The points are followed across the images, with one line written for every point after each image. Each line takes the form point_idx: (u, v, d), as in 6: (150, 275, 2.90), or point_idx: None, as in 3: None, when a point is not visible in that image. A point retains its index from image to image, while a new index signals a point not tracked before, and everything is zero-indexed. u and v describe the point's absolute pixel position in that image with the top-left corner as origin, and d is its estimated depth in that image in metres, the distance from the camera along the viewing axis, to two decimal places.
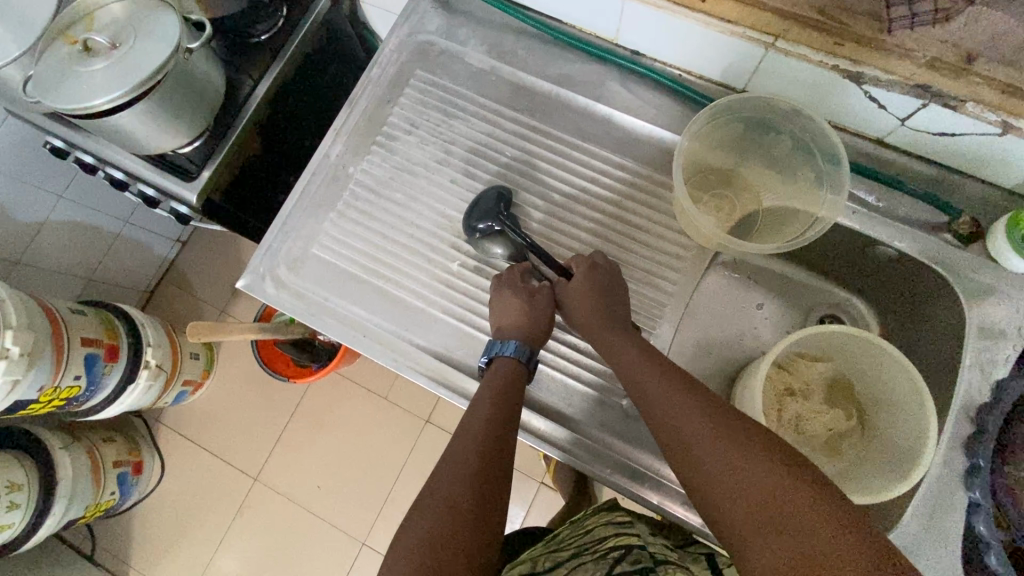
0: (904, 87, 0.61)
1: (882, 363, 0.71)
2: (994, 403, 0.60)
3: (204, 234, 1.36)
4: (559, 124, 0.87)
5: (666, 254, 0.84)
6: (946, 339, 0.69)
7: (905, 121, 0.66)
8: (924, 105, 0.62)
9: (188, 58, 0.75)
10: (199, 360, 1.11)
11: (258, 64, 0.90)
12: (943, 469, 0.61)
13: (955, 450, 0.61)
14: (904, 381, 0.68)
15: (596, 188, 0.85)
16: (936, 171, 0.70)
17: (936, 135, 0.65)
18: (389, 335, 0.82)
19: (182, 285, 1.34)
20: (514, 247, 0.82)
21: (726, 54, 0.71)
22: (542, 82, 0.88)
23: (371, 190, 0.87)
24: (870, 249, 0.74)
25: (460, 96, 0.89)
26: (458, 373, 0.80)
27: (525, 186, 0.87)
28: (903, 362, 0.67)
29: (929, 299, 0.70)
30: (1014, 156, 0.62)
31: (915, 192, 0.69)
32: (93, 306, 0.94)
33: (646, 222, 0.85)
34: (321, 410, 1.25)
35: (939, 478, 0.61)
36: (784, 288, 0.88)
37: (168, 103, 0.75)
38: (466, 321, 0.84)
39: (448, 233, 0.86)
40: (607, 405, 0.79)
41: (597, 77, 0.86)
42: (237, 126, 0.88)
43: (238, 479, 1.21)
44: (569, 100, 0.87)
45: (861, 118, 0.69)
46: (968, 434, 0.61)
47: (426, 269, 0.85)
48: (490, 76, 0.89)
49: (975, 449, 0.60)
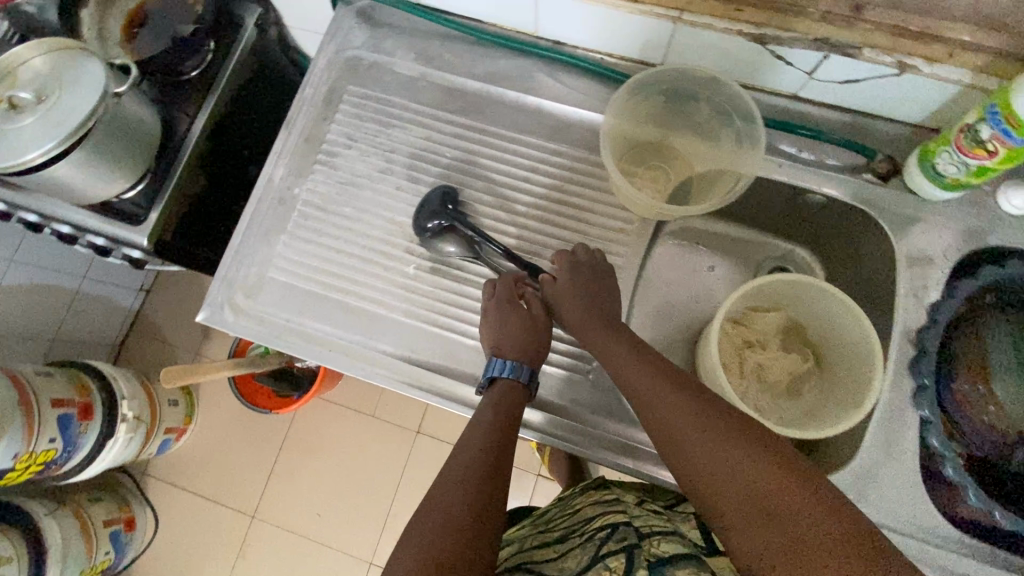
0: (804, 42, 0.50)
1: (823, 304, 0.58)
2: (931, 324, 0.52)
3: (169, 276, 1.21)
4: (490, 115, 0.62)
5: (613, 227, 0.60)
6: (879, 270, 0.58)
7: (812, 75, 0.54)
8: (826, 57, 0.51)
9: (120, 103, 0.59)
10: (178, 407, 1.13)
11: (191, 96, 0.70)
12: (891, 398, 0.52)
13: (898, 392, 0.52)
14: (845, 317, 0.56)
15: (538, 174, 0.61)
16: (852, 118, 0.58)
17: (845, 85, 0.54)
18: (354, 345, 0.57)
19: (152, 333, 1.20)
20: (467, 246, 0.58)
21: (636, 36, 0.56)
22: (467, 81, 0.62)
23: (319, 206, 0.60)
24: (799, 203, 0.61)
25: (383, 101, 0.63)
26: (432, 374, 0.56)
27: (461, 178, 0.61)
28: (838, 296, 0.55)
29: (860, 234, 0.59)
30: (933, 92, 0.51)
31: (834, 140, 0.56)
32: (63, 367, 0.96)
33: (594, 200, 0.60)
34: (310, 437, 1.17)
35: (886, 414, 0.52)
36: (737, 248, 0.68)
37: (106, 157, 0.60)
38: (423, 319, 0.58)
39: (397, 241, 0.60)
40: (575, 384, 0.60)
41: (521, 69, 0.62)
42: (180, 162, 0.68)
43: (235, 519, 1.14)
44: (497, 94, 0.62)
45: (765, 76, 0.56)
46: (911, 358, 0.52)
47: (378, 277, 0.59)
48: (419, 85, 0.63)
49: (921, 370, 0.51)
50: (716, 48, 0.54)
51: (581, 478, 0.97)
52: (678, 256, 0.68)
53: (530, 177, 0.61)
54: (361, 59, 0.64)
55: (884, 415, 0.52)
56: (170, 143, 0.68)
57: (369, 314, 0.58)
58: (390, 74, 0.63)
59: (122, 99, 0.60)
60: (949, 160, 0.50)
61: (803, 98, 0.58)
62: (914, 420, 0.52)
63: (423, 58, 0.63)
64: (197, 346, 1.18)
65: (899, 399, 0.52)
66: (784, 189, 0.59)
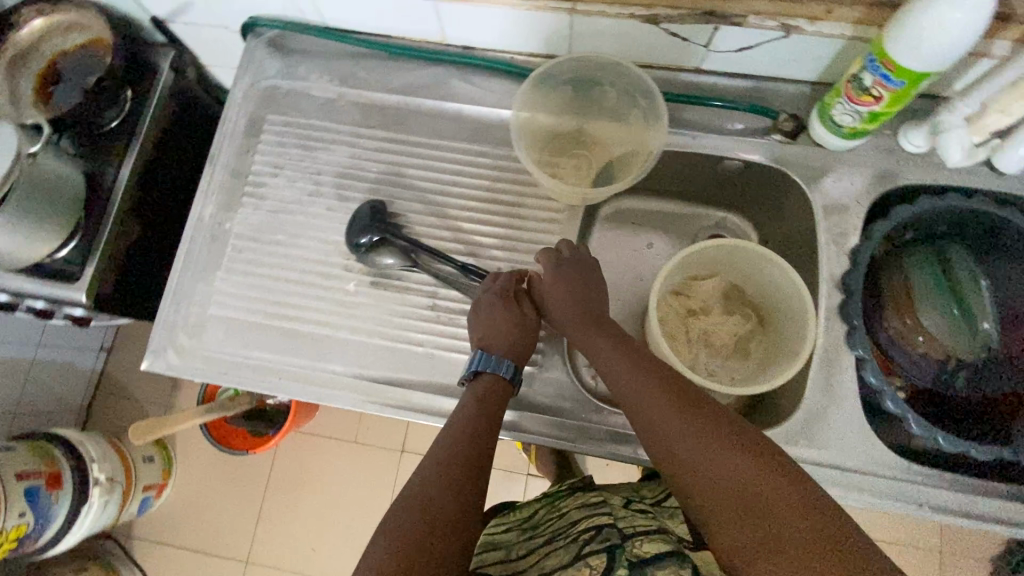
0: (693, 17, 0.52)
1: (754, 264, 0.60)
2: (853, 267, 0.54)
3: (127, 331, 1.19)
4: (411, 126, 0.63)
5: (546, 218, 0.62)
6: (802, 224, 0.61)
7: (708, 47, 0.56)
8: (716, 28, 0.53)
9: (36, 161, 0.58)
10: (155, 463, 1.10)
11: (115, 145, 0.70)
12: (826, 343, 0.55)
13: (833, 336, 0.54)
14: (775, 274, 0.58)
15: (465, 176, 0.62)
16: (754, 83, 0.60)
17: (740, 52, 0.56)
18: (303, 370, 0.57)
19: (119, 392, 1.17)
20: (403, 256, 0.59)
21: (538, 31, 0.58)
22: (385, 95, 0.63)
23: (254, 236, 0.61)
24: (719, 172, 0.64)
25: (305, 125, 0.64)
26: (384, 388, 0.57)
27: (391, 191, 0.62)
28: (765, 254, 0.58)
29: (779, 192, 0.62)
30: (821, 50, 0.54)
31: (739, 106, 0.59)
32: (25, 439, 0.94)
33: (523, 193, 0.62)
34: (294, 472, 1.16)
35: (823, 359, 0.54)
36: (673, 222, 0.70)
37: (29, 217, 0.59)
38: (368, 335, 0.59)
39: (335, 260, 0.61)
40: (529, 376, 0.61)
41: (436, 77, 0.63)
42: (110, 213, 0.68)
43: (228, 568, 1.12)
44: (416, 104, 0.63)
45: (665, 54, 0.58)
46: (840, 303, 0.55)
47: (320, 299, 0.60)
48: (338, 106, 0.64)
49: (850, 314, 0.54)
50: (614, 34, 0.56)
51: (568, 470, 0.98)
52: (618, 238, 0.69)
53: (458, 180, 0.62)
54: (278, 88, 0.65)
55: (822, 360, 0.54)
56: (97, 194, 0.68)
57: (315, 337, 0.58)
58: (308, 99, 0.64)
59: (37, 158, 0.59)
60: (844, 110, 0.53)
61: (706, 70, 0.60)
62: (850, 361, 0.54)
63: (340, 79, 0.64)
64: (167, 399, 1.16)
65: (832, 343, 0.55)
66: (702, 159, 0.61)
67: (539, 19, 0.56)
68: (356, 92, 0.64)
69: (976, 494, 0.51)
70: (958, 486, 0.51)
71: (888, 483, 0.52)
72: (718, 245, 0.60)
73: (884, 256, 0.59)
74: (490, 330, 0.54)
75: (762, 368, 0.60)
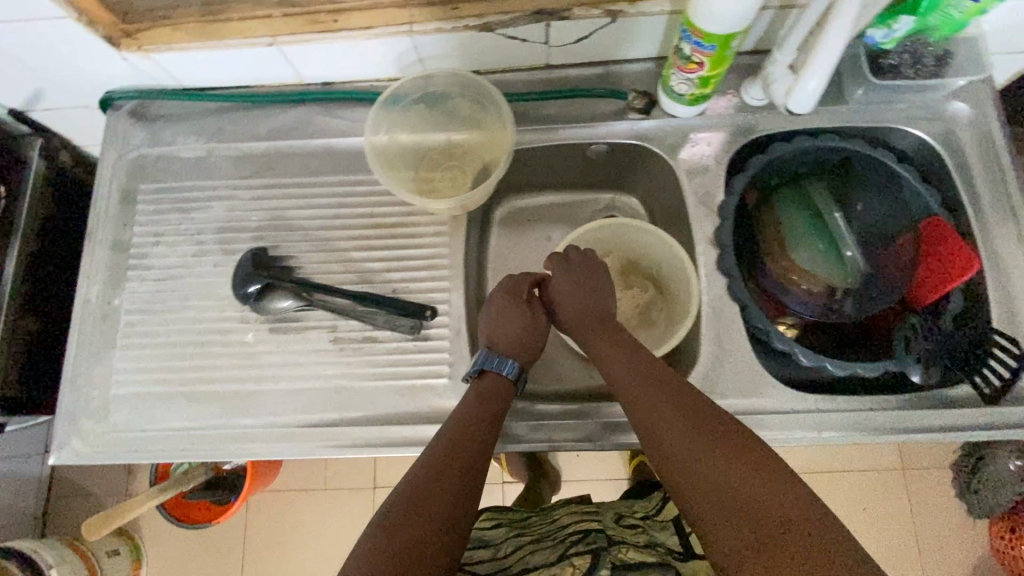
0: (523, 19, 0.55)
1: (633, 236, 0.66)
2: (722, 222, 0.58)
3: None
4: (289, 169, 0.64)
5: (433, 232, 0.63)
6: (673, 189, 0.64)
7: (548, 44, 0.59)
8: (548, 26, 0.56)
9: None
10: (121, 555, 1.07)
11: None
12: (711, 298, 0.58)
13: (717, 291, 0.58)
14: (654, 242, 0.64)
15: (348, 208, 0.64)
16: (602, 69, 0.64)
17: (579, 43, 0.59)
18: (217, 431, 0.57)
19: (70, 489, 1.14)
20: (298, 295, 0.60)
21: (386, 56, 0.59)
22: (256, 143, 0.65)
23: (148, 305, 0.61)
24: (593, 156, 0.66)
25: (182, 188, 0.64)
26: (301, 431, 0.57)
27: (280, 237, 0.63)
28: (638, 223, 0.63)
29: (647, 164, 0.65)
30: (649, 28, 0.58)
31: (592, 92, 0.62)
32: None
33: (407, 213, 0.64)
34: (269, 536, 1.12)
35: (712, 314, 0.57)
36: (564, 213, 0.72)
37: None
38: (278, 384, 0.59)
39: (234, 315, 0.61)
40: None
41: (302, 117, 0.65)
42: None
43: None
44: (288, 146, 0.65)
45: (512, 56, 0.61)
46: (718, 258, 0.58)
47: (225, 356, 0.60)
48: (212, 162, 0.65)
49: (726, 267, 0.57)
50: (456, 46, 0.58)
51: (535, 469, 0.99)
52: (516, 237, 0.71)
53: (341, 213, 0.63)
54: (146, 157, 0.65)
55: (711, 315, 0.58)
56: None
57: (224, 394, 0.58)
58: (178, 162, 0.65)
59: None
60: (678, 80, 0.56)
61: (555, 65, 0.63)
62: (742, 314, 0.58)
63: (208, 136, 0.65)
64: (124, 488, 1.13)
65: (721, 297, 0.58)
66: (571, 148, 0.64)
67: (381, 44, 0.58)
68: (226, 146, 0.65)
69: (876, 407, 0.55)
70: (857, 404, 0.56)
71: (797, 414, 0.55)
72: (598, 224, 0.65)
73: (750, 211, 0.64)
74: (501, 327, 0.59)
75: (669, 329, 0.63)
